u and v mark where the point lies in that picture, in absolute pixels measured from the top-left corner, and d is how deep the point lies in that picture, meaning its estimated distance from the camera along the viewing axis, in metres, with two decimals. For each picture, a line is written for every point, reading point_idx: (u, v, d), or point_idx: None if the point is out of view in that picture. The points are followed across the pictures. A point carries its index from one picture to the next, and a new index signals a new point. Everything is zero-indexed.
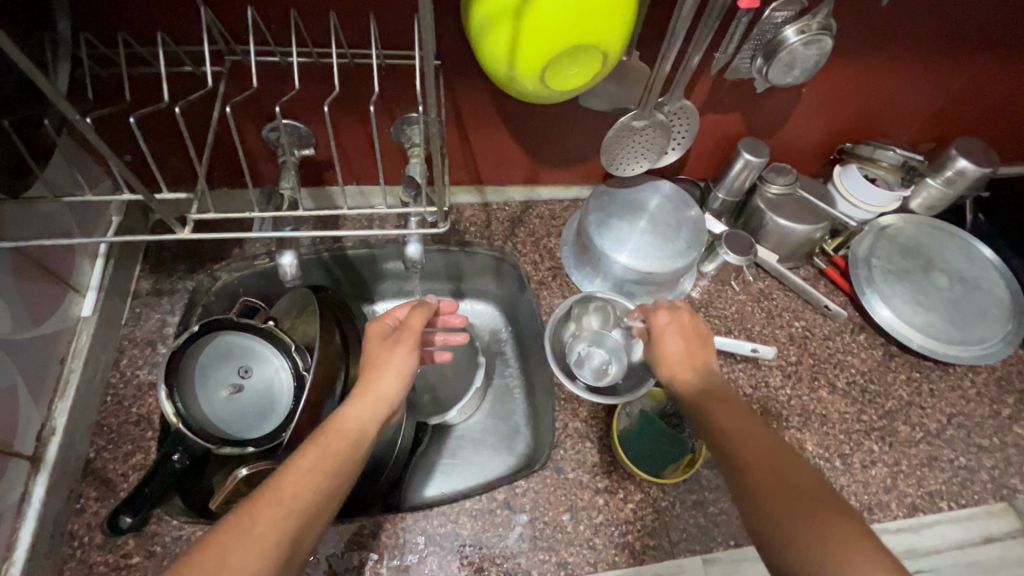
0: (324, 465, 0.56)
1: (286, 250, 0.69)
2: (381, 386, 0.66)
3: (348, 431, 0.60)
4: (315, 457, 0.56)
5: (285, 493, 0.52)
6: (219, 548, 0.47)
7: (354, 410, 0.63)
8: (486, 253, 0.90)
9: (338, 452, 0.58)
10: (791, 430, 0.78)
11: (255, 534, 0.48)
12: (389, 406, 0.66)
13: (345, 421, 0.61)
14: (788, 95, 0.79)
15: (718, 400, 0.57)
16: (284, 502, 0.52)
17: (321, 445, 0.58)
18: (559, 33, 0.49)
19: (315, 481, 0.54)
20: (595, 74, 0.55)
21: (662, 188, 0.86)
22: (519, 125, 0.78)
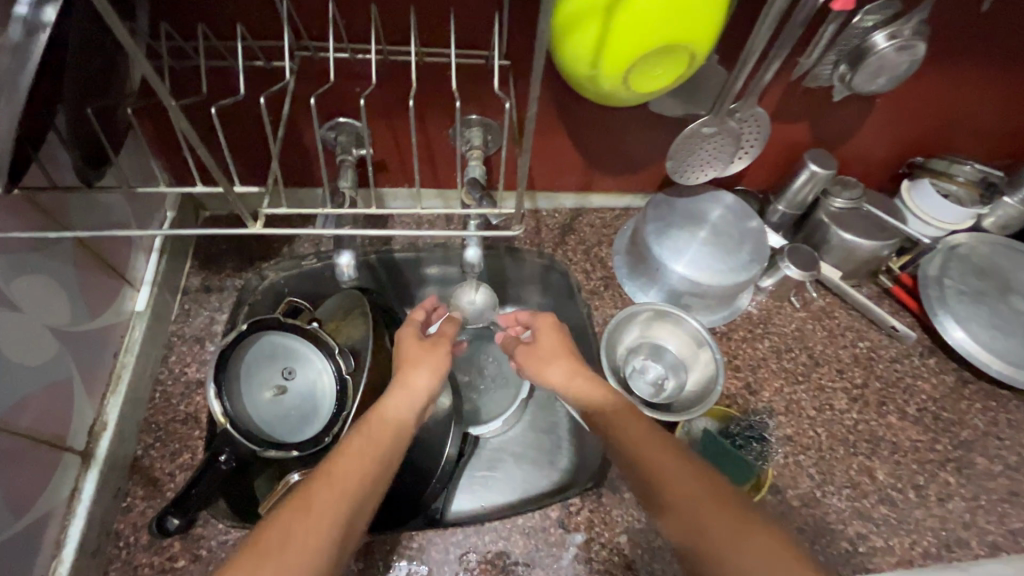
0: (374, 448, 0.55)
1: (343, 249, 0.68)
2: (418, 379, 0.64)
3: (391, 419, 0.59)
4: (363, 443, 0.55)
5: (338, 473, 0.51)
6: (280, 530, 0.45)
7: (396, 399, 0.62)
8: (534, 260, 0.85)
9: (384, 439, 0.57)
10: (859, 457, 0.73)
11: (316, 513, 0.47)
12: (426, 399, 0.64)
13: (388, 409, 0.60)
14: (861, 105, 0.75)
15: (628, 414, 0.57)
16: (338, 482, 0.50)
17: (366, 431, 0.57)
18: (649, 33, 0.47)
19: (366, 464, 0.53)
20: (677, 77, 0.53)
21: (724, 200, 0.83)
22: (579, 130, 0.76)
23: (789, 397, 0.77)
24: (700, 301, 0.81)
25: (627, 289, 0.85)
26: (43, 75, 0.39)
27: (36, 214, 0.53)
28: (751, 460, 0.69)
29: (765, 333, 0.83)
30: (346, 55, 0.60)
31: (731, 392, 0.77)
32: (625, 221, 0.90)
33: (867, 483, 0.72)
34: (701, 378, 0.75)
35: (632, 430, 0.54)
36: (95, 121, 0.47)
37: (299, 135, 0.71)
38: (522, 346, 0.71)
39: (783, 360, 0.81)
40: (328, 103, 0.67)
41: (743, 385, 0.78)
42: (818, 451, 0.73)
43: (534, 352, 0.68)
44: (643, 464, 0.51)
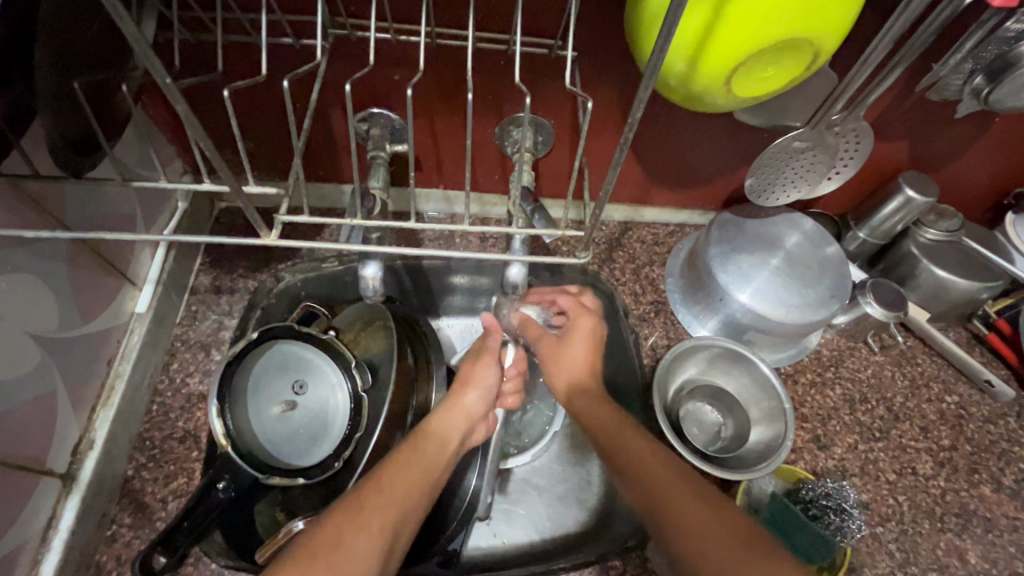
0: (421, 463, 0.53)
1: (370, 260, 0.58)
2: (469, 402, 0.61)
3: (437, 436, 0.57)
4: (412, 459, 0.53)
5: (385, 485, 0.49)
6: (333, 532, 0.44)
7: (441, 417, 0.59)
8: (575, 276, 0.75)
9: (429, 454, 0.55)
10: (947, 535, 0.63)
11: (364, 526, 0.45)
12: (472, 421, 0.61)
13: (432, 424, 0.58)
14: (976, 123, 0.65)
15: (628, 434, 0.54)
16: (385, 494, 0.48)
17: (413, 446, 0.54)
18: (775, 20, 0.37)
19: (411, 483, 0.51)
20: (790, 78, 0.43)
21: (802, 225, 0.73)
22: (642, 135, 0.66)
23: (864, 456, 0.67)
24: (765, 337, 0.72)
25: (681, 318, 0.76)
26: (19, 40, 0.31)
27: (19, 204, 0.45)
28: (829, 535, 0.58)
29: (836, 377, 0.73)
30: (388, 36, 0.52)
31: (797, 446, 0.67)
32: (680, 240, 0.81)
33: (956, 566, 0.61)
34: (761, 434, 0.65)
35: (646, 458, 0.51)
36: (86, 100, 0.39)
37: (328, 126, 0.63)
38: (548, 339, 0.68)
39: (857, 412, 0.70)
40: (362, 92, 0.59)
41: (811, 439, 0.68)
42: (899, 524, 0.63)
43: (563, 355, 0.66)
44: (662, 499, 0.46)
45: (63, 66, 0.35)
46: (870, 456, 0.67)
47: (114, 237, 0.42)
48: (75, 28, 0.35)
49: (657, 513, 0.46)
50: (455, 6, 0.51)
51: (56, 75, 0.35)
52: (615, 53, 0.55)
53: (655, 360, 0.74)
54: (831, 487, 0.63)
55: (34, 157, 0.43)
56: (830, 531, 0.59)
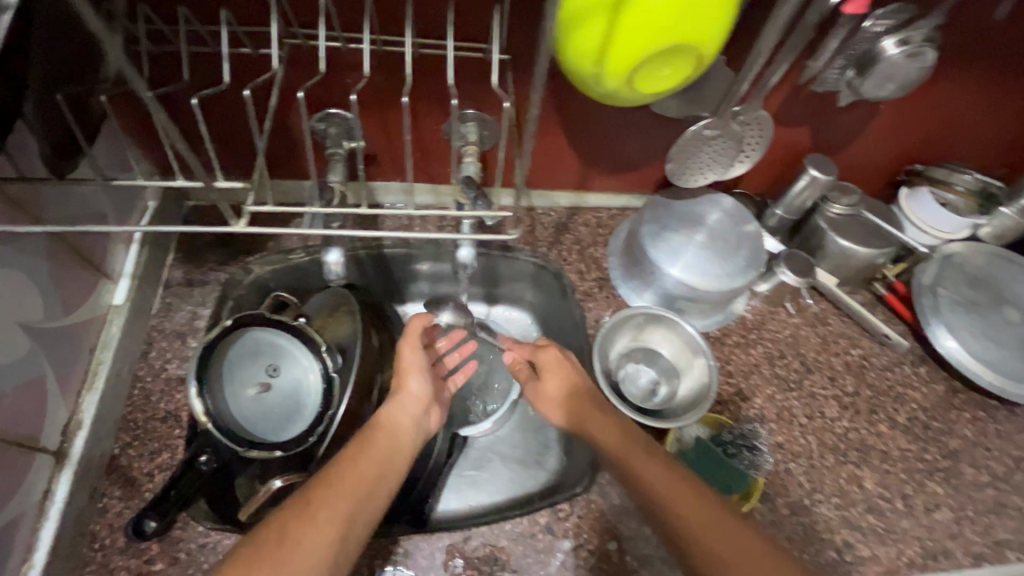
0: (371, 454, 0.59)
1: (332, 246, 0.64)
2: (412, 389, 0.68)
3: (387, 429, 0.63)
4: (365, 454, 0.59)
5: (336, 482, 0.55)
6: (279, 527, 0.49)
7: (391, 408, 0.65)
8: (527, 260, 0.84)
9: (382, 445, 0.61)
10: (848, 466, 0.73)
11: (314, 518, 0.51)
12: (426, 404, 0.68)
13: (383, 417, 0.64)
14: (861, 108, 0.74)
15: (648, 452, 0.60)
16: (336, 490, 0.54)
17: (366, 441, 0.60)
18: (660, 29, 0.45)
19: (363, 477, 0.56)
20: (684, 78, 0.51)
21: (722, 204, 0.81)
22: (576, 127, 0.74)
23: (780, 404, 0.77)
24: (695, 305, 0.80)
25: (620, 292, 0.84)
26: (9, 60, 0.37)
27: (3, 205, 0.50)
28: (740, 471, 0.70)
29: (758, 338, 0.83)
30: (338, 44, 0.58)
31: (723, 398, 0.76)
32: (621, 223, 0.89)
33: (855, 492, 0.71)
34: (688, 389, 0.75)
35: (665, 486, 0.56)
36: (67, 109, 0.44)
37: (288, 125, 0.68)
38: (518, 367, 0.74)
39: (775, 366, 0.80)
40: (318, 94, 0.65)
41: (735, 392, 0.77)
42: (808, 459, 0.73)
43: (545, 393, 0.71)
44: (688, 531, 0.52)
45: (46, 79, 0.40)
46: (784, 403, 0.77)
47: (98, 231, 0.48)
48: (57, 47, 0.40)
49: (683, 537, 0.53)
50: (396, 15, 0.57)
51: (42, 89, 0.40)
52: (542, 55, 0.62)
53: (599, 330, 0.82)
54: (741, 432, 0.74)
55: (19, 161, 0.48)
56: (742, 466, 0.71)
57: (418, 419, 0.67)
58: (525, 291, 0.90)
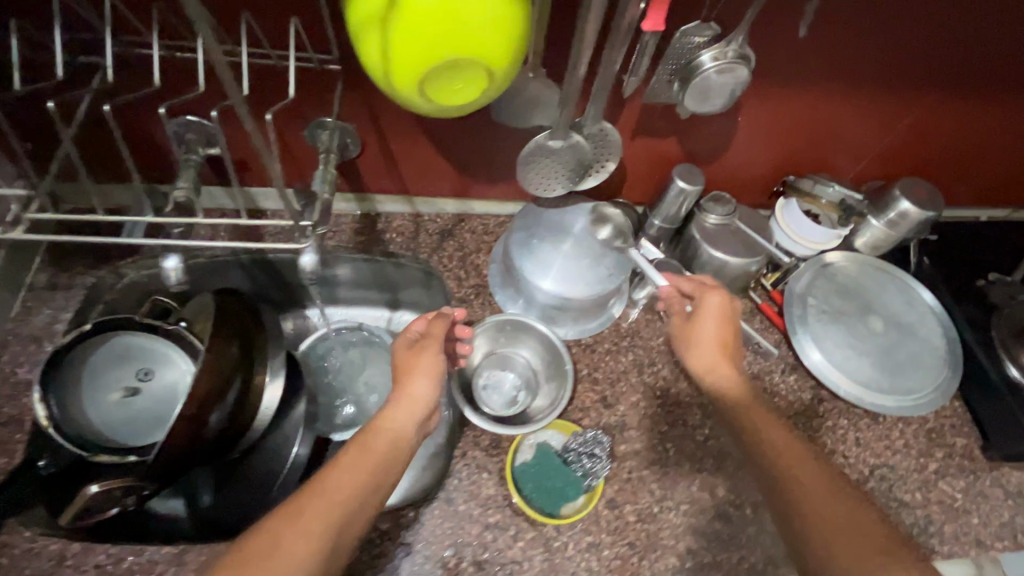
0: (370, 462, 0.55)
1: (171, 252, 0.64)
2: (418, 391, 0.62)
3: (386, 434, 0.58)
4: (355, 464, 0.55)
5: (329, 488, 0.52)
6: (267, 537, 0.47)
7: (393, 411, 0.60)
8: (413, 265, 0.87)
9: (380, 453, 0.57)
10: (703, 473, 0.74)
11: (306, 525, 0.48)
12: (427, 408, 0.63)
13: (385, 421, 0.60)
14: (725, 119, 0.75)
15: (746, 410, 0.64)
16: (326, 496, 0.51)
17: (362, 448, 0.56)
18: (433, 42, 0.45)
19: (355, 484, 0.53)
20: (489, 90, 0.51)
21: (590, 211, 0.83)
22: (437, 136, 0.75)
23: (644, 411, 0.78)
24: (566, 313, 0.82)
25: (496, 299, 0.85)
26: None
27: None
28: (578, 477, 0.71)
29: (631, 346, 0.83)
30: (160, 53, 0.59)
31: (587, 405, 0.77)
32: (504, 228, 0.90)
33: (706, 499, 0.73)
34: (548, 396, 0.77)
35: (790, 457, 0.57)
36: None
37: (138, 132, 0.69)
38: (680, 319, 0.74)
39: (644, 373, 0.81)
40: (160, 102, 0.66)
41: (599, 399, 0.78)
42: (663, 466, 0.74)
43: (693, 339, 0.71)
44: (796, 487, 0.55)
45: None
46: (648, 411, 0.78)
47: None
48: None
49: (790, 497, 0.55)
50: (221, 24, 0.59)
51: None
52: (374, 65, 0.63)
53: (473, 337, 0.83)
54: (581, 439, 0.72)
55: None
56: (580, 474, 0.71)
57: (421, 426, 0.62)
58: (421, 295, 0.91)
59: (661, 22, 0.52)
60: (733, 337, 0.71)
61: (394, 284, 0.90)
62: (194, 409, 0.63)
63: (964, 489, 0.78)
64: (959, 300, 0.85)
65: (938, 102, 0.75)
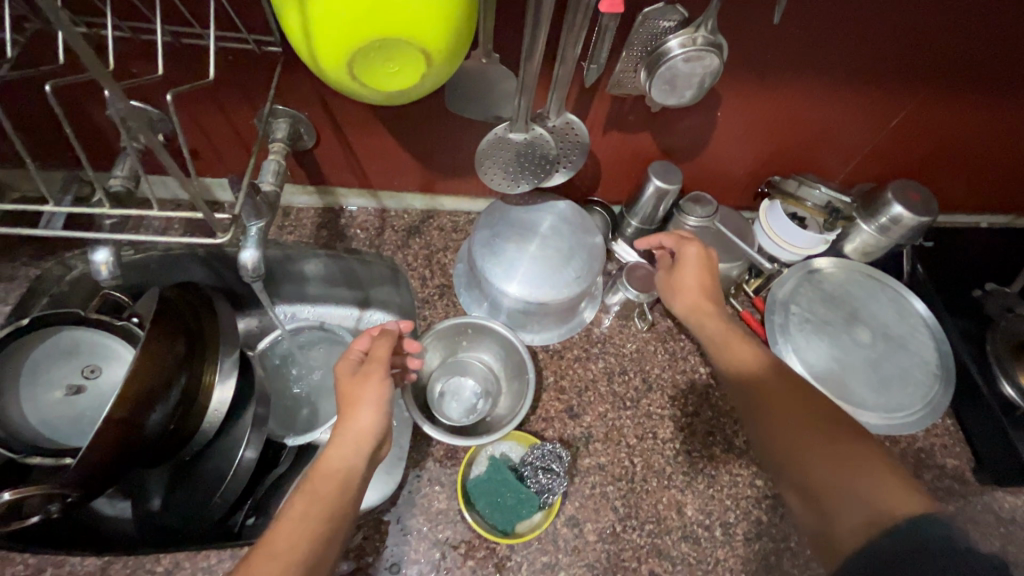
0: (318, 507, 0.52)
1: (103, 244, 0.60)
2: (360, 421, 0.57)
3: (333, 477, 0.55)
4: (309, 514, 0.52)
5: (278, 545, 0.49)
6: None
7: (336, 450, 0.56)
8: (379, 262, 0.84)
9: (328, 497, 0.53)
10: (672, 490, 0.70)
11: None
12: (375, 439, 0.58)
13: (329, 461, 0.55)
14: (703, 114, 0.71)
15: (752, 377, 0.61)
16: (279, 556, 0.48)
17: (310, 496, 0.53)
18: (355, 19, 0.41)
19: (309, 531, 0.51)
20: (427, 74, 0.47)
21: (558, 209, 0.78)
22: (397, 128, 0.71)
23: (613, 422, 0.73)
24: (533, 317, 0.78)
25: (461, 300, 0.81)
26: None
27: None
28: (532, 490, 0.65)
29: (602, 353, 0.79)
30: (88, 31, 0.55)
31: (550, 415, 0.73)
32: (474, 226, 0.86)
33: (674, 518, 0.68)
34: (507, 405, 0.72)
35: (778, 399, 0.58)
36: None
37: None
38: (664, 271, 0.75)
39: (614, 382, 0.77)
40: None
41: (564, 409, 0.74)
42: (629, 482, 0.70)
43: (681, 287, 0.71)
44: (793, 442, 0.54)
45: None
46: (616, 422, 0.73)
47: None
48: None
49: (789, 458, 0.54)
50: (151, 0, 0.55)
51: None
52: None
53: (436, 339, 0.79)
54: (539, 452, 0.67)
55: None
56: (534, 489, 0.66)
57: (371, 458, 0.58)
58: (391, 293, 0.88)
59: (618, 3, 0.47)
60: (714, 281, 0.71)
61: (361, 282, 0.87)
62: (126, 413, 0.59)
63: (953, 514, 0.72)
64: (954, 312, 0.80)
65: (931, 99, 0.70)
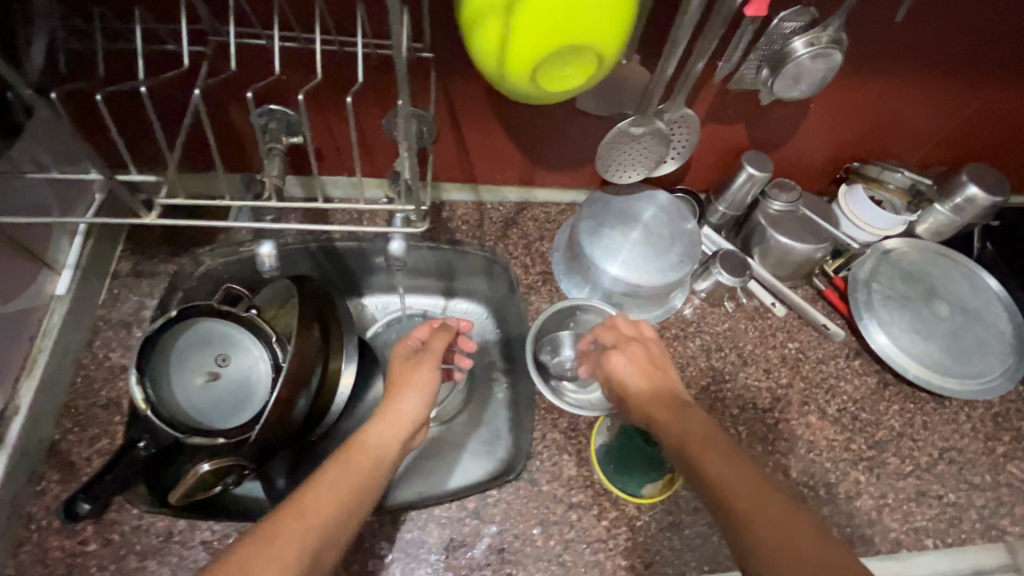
0: (351, 480, 0.57)
1: (265, 239, 0.66)
2: (405, 405, 0.67)
3: (366, 452, 0.61)
4: (347, 476, 0.58)
5: (308, 507, 0.52)
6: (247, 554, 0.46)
7: (376, 429, 0.64)
8: (477, 254, 0.88)
9: (362, 470, 0.59)
10: (776, 455, 0.76)
11: (279, 546, 0.48)
12: (412, 424, 0.67)
13: (369, 438, 0.63)
14: (796, 106, 0.76)
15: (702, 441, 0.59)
16: (307, 516, 0.51)
17: (348, 462, 0.59)
18: (551, 32, 0.47)
19: (337, 498, 0.54)
20: (591, 75, 0.53)
21: (658, 199, 0.83)
22: (514, 126, 0.76)
23: (715, 395, 0.79)
24: (633, 300, 0.83)
25: (562, 286, 0.86)
26: None
27: None
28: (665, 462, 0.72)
29: (697, 333, 0.85)
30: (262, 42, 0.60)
31: None
32: (567, 217, 0.91)
33: (781, 480, 0.74)
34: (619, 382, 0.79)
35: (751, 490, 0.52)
36: None
37: None
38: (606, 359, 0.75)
39: (712, 358, 0.82)
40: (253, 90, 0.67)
41: None
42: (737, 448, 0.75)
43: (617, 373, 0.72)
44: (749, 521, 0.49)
45: None
46: (718, 394, 0.79)
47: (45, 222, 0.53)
48: None
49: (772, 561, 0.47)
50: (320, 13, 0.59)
51: None
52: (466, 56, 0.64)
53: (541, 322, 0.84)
54: None
55: None
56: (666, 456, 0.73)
57: (405, 444, 0.66)
58: (480, 284, 0.92)
59: (763, 8, 0.52)
60: (657, 364, 0.72)
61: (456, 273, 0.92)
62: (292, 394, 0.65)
63: None
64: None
65: (1005, 88, 0.76)
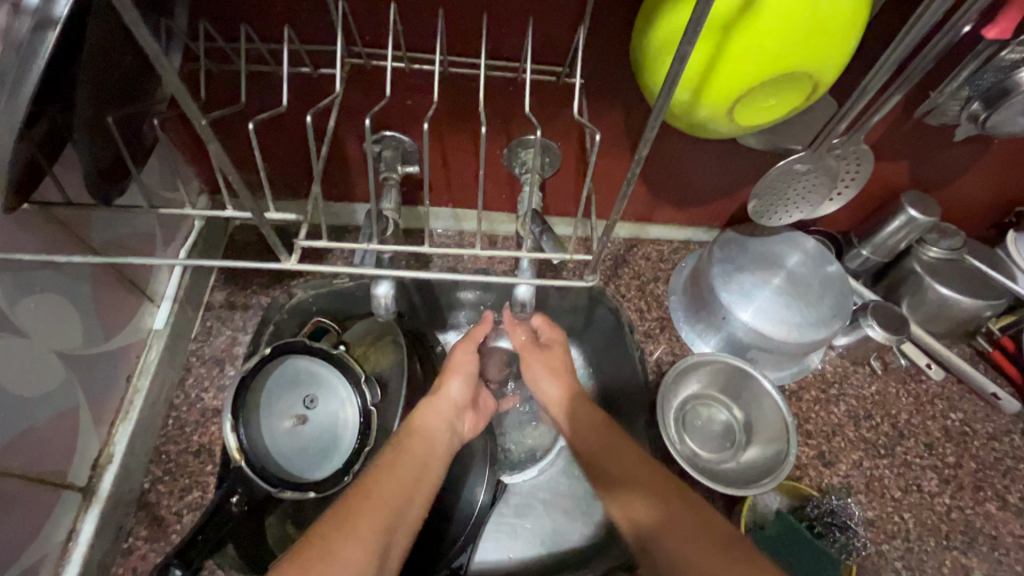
0: (415, 465, 0.52)
1: (382, 278, 0.62)
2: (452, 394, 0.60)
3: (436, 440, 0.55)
4: (409, 460, 0.52)
5: (374, 491, 0.49)
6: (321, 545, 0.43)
7: (426, 414, 0.58)
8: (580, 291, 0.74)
9: (422, 462, 0.53)
10: (953, 553, 0.64)
11: (353, 525, 0.45)
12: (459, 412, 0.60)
13: (421, 422, 0.57)
14: (979, 146, 0.66)
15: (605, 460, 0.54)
16: (371, 501, 0.48)
17: (401, 454, 0.53)
18: (774, 57, 0.39)
19: (400, 485, 0.50)
20: (790, 108, 0.45)
21: (803, 245, 0.75)
22: (647, 156, 0.68)
23: (870, 473, 0.68)
24: (769, 354, 0.72)
25: (683, 334, 0.77)
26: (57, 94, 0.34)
27: (50, 229, 0.47)
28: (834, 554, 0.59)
29: (841, 395, 0.74)
30: (402, 64, 0.54)
31: (803, 462, 0.68)
32: (683, 258, 0.82)
33: None
34: (751, 453, 0.68)
35: (644, 495, 0.49)
36: (118, 132, 0.42)
37: (342, 147, 0.65)
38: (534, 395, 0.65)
39: (861, 428, 0.71)
40: (376, 115, 0.61)
41: (816, 455, 0.69)
42: (904, 541, 0.64)
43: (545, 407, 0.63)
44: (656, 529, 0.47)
45: (99, 101, 0.38)
46: (875, 473, 0.68)
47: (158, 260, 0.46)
48: (111, 65, 0.38)
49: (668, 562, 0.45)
50: (467, 35, 0.53)
51: (91, 111, 0.38)
52: (620, 85, 0.57)
53: (659, 374, 0.75)
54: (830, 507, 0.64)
55: (67, 186, 0.46)
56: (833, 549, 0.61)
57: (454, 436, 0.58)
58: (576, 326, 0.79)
59: (1011, 29, 0.44)
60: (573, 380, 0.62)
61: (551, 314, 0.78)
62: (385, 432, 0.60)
63: None
64: None
65: None
